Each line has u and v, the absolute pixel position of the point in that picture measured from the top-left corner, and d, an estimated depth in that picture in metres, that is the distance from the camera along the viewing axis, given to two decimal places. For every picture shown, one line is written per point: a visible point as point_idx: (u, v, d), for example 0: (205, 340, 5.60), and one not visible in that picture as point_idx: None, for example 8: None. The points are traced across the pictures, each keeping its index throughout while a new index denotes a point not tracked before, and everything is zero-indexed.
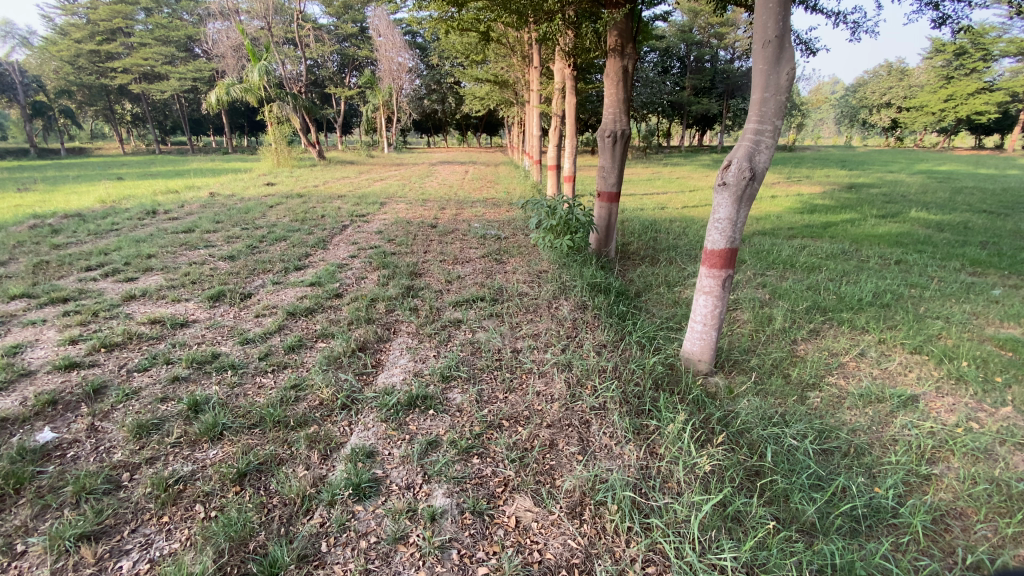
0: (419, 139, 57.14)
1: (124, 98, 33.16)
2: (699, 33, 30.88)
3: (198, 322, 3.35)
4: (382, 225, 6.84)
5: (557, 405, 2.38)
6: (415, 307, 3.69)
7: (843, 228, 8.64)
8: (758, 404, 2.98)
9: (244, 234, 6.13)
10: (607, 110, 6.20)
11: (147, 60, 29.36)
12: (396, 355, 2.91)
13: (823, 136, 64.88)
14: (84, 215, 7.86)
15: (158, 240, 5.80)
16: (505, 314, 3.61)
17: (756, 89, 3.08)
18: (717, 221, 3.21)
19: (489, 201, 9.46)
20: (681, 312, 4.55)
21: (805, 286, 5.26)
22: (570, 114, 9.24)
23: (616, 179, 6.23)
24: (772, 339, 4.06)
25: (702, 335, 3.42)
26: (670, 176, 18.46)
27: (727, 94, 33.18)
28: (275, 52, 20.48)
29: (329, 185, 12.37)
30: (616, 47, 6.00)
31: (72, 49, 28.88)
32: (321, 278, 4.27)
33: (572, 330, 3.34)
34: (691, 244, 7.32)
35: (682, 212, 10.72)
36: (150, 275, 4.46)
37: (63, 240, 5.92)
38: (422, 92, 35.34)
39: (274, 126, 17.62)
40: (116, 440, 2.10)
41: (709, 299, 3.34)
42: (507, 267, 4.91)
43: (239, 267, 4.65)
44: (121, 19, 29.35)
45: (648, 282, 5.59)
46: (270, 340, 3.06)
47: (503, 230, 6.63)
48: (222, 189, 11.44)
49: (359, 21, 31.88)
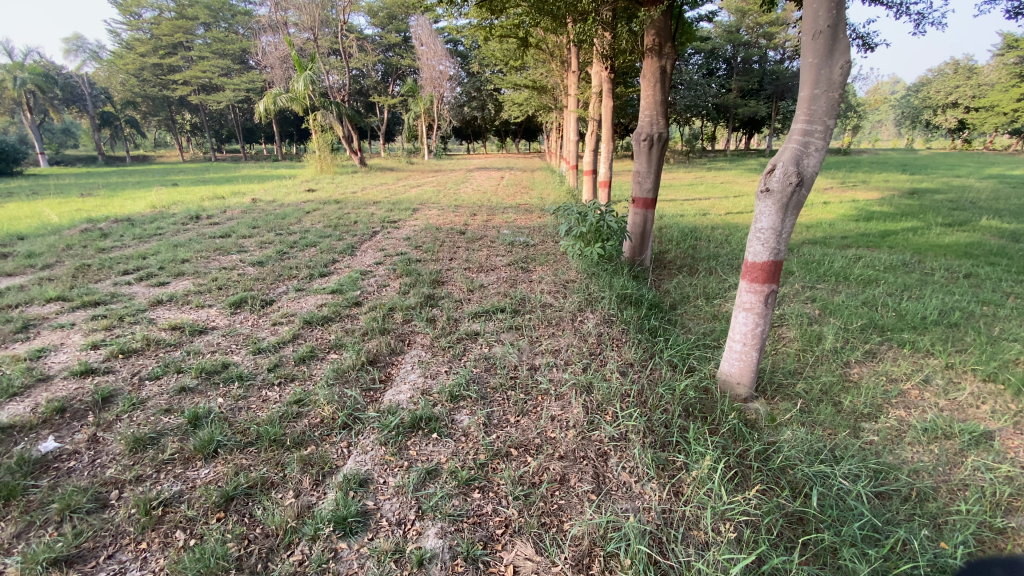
0: (460, 146, 57.92)
1: (183, 108, 35.21)
2: (746, 33, 29.88)
3: (216, 329, 3.33)
4: (412, 231, 6.80)
5: (573, 433, 2.18)
6: (433, 317, 3.56)
7: (903, 237, 7.98)
8: (803, 437, 2.67)
9: (277, 239, 6.21)
10: (644, 113, 5.92)
11: (205, 73, 31.06)
12: (407, 370, 2.78)
13: (882, 138, 61.29)
14: (134, 219, 8.22)
15: (195, 244, 5.95)
16: (525, 326, 3.42)
17: (805, 86, 2.79)
18: (760, 231, 2.92)
19: (522, 207, 9.31)
20: (720, 328, 4.24)
21: (858, 302, 4.83)
22: (606, 118, 8.99)
23: (652, 184, 5.95)
24: (820, 361, 3.70)
25: (742, 355, 3.15)
26: (713, 181, 17.78)
27: (776, 96, 31.90)
28: (321, 62, 21.15)
29: (366, 191, 12.55)
30: (653, 47, 5.74)
31: (137, 63, 30.93)
32: (343, 285, 4.21)
33: (596, 347, 3.11)
34: (733, 254, 6.91)
35: (725, 219, 10.23)
36: (181, 280, 4.53)
37: (109, 244, 6.18)
38: (462, 99, 35.72)
39: (317, 134, 18.16)
40: (113, 453, 2.05)
41: (750, 317, 3.06)
42: (533, 277, 4.72)
43: (266, 273, 4.67)
44: (182, 34, 31.14)
45: (684, 294, 5.28)
46: (283, 350, 2.99)
47: (533, 237, 6.46)
48: (265, 194, 11.80)
49: (402, 31, 32.63)
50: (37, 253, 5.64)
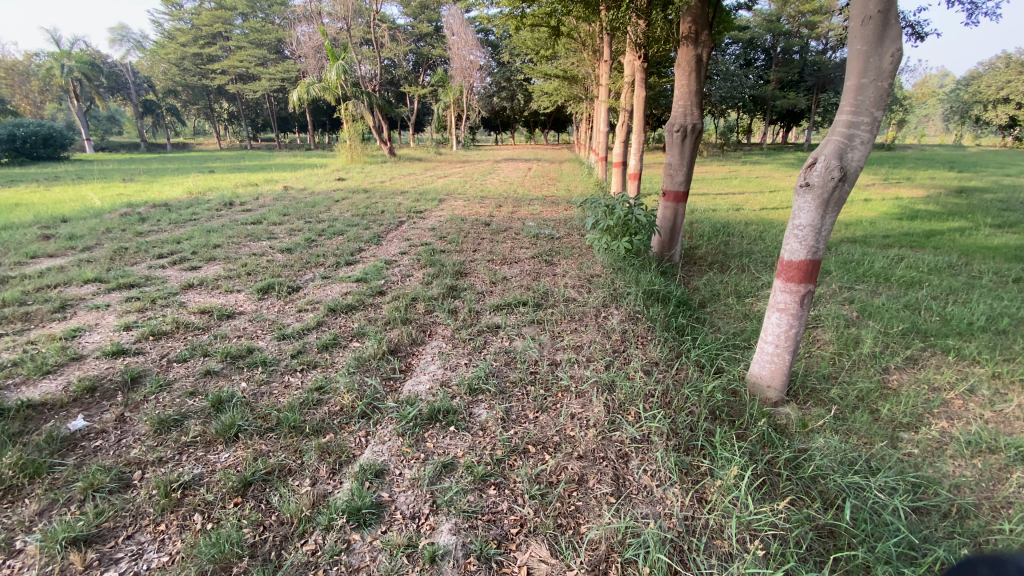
0: (489, 138, 57.86)
1: (221, 97, 36.14)
2: (787, 22, 28.77)
3: (243, 314, 3.39)
4: (438, 222, 6.80)
5: (593, 433, 2.13)
6: (455, 309, 3.53)
7: (949, 238, 7.58)
8: (837, 446, 2.55)
9: (306, 227, 6.30)
10: (677, 104, 5.74)
11: (242, 62, 31.77)
12: (427, 361, 2.76)
13: (929, 133, 58.32)
14: (170, 205, 8.46)
15: (227, 230, 6.08)
16: (548, 320, 3.37)
17: (851, 75, 2.63)
18: (798, 228, 2.79)
19: (548, 199, 9.21)
20: (750, 328, 4.10)
21: (899, 305, 4.60)
22: (638, 109, 8.79)
23: (684, 177, 5.79)
24: (858, 366, 3.53)
25: (774, 357, 3.03)
26: (747, 176, 17.26)
27: (816, 88, 30.70)
28: (353, 52, 21.33)
29: (394, 181, 12.65)
30: (689, 35, 5.53)
31: (178, 52, 31.87)
32: (368, 274, 4.23)
33: (620, 345, 3.04)
34: (766, 251, 6.69)
35: (759, 215, 9.90)
36: (212, 264, 4.63)
37: (146, 228, 6.37)
38: (492, 89, 35.58)
39: (348, 123, 18.38)
40: (138, 434, 2.10)
41: (784, 318, 2.94)
42: (557, 270, 4.65)
43: (294, 260, 4.73)
44: (220, 24, 31.86)
45: (714, 291, 5.12)
46: (306, 337, 3.02)
47: (559, 229, 6.37)
48: (296, 183, 12.00)
49: (434, 21, 32.64)
50: (79, 236, 5.85)
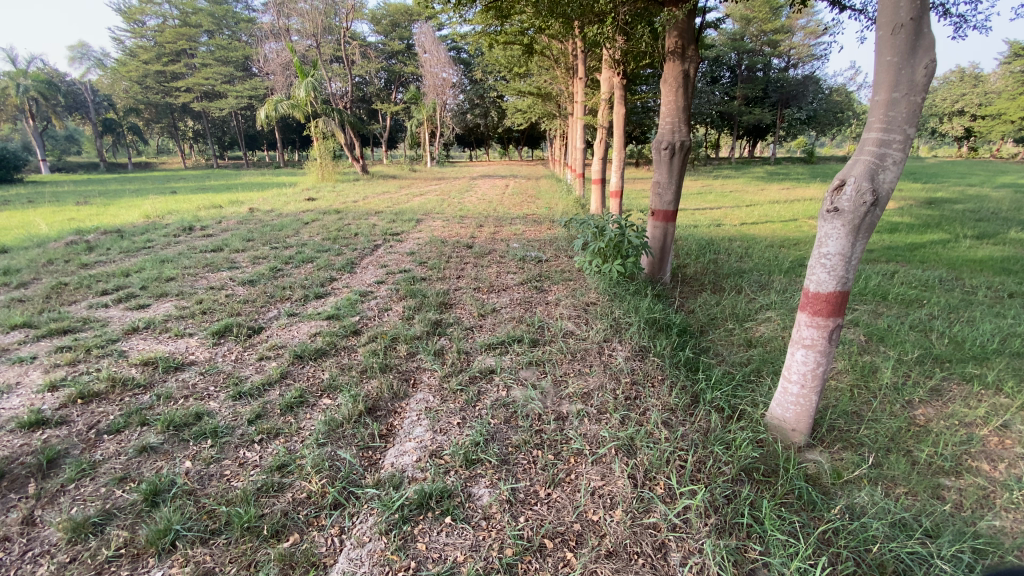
0: (463, 154, 57.90)
1: (186, 115, 35.10)
2: (750, 41, 29.71)
3: (196, 365, 2.91)
4: (416, 245, 6.40)
5: (622, 517, 1.76)
6: (441, 350, 3.13)
7: (932, 251, 7.56)
8: (885, 506, 2.24)
9: (272, 254, 5.80)
10: (665, 120, 5.53)
11: (208, 79, 30.93)
12: (412, 422, 2.34)
13: None
14: (124, 231, 7.83)
15: (183, 259, 5.54)
16: (547, 361, 2.99)
17: (879, 89, 2.39)
18: (825, 257, 2.51)
19: (529, 218, 8.92)
20: (760, 357, 3.82)
21: (904, 326, 4.40)
22: (617, 125, 8.61)
23: (673, 197, 5.56)
24: (881, 401, 3.27)
25: (799, 399, 2.74)
26: (722, 190, 17.42)
27: (781, 103, 31.63)
28: (324, 69, 20.92)
29: (368, 200, 12.20)
30: (675, 49, 5.35)
31: (140, 70, 30.89)
32: (340, 309, 3.79)
33: (632, 391, 2.69)
34: (757, 270, 6.50)
35: (741, 230, 9.83)
36: (163, 302, 4.11)
37: (92, 258, 5.76)
38: (465, 107, 35.55)
39: (319, 142, 17.88)
40: (48, 544, 1.63)
41: (811, 355, 2.64)
42: (549, 297, 4.30)
43: (257, 294, 4.25)
44: (185, 41, 31.05)
45: (712, 315, 4.85)
46: (267, 395, 2.56)
47: (545, 251, 6.05)
48: (263, 204, 11.44)
49: (405, 39, 32.56)
50: (13, 269, 5.23)
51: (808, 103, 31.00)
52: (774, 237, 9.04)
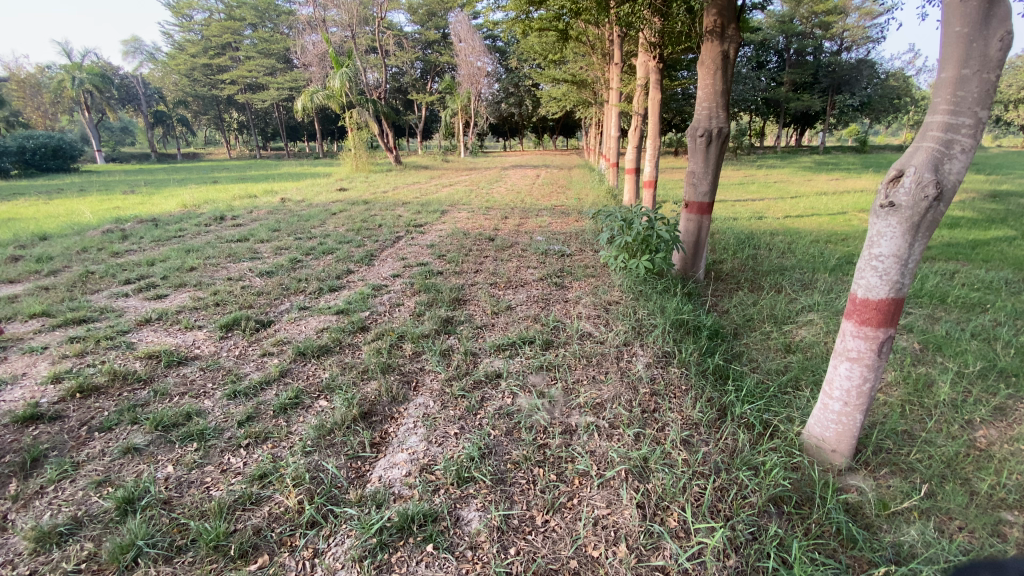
0: (497, 145, 57.76)
1: (230, 107, 36.24)
2: (800, 23, 28.15)
3: (198, 360, 2.86)
4: (438, 237, 6.27)
5: (625, 556, 1.56)
6: (448, 350, 2.97)
7: (999, 248, 6.88)
8: (939, 550, 1.95)
9: (294, 245, 5.79)
10: (701, 105, 5.17)
11: (251, 72, 31.77)
12: (407, 430, 2.18)
13: None
14: (159, 219, 8.02)
15: (208, 249, 5.59)
16: (560, 366, 2.78)
17: (946, 63, 2.04)
18: (877, 259, 2.19)
19: (558, 209, 8.65)
20: (798, 367, 3.50)
21: (965, 334, 3.95)
22: (652, 112, 8.21)
23: (709, 187, 5.22)
24: (937, 420, 2.91)
25: (841, 418, 2.45)
26: (765, 181, 16.54)
27: (832, 89, 29.88)
28: (359, 60, 21.02)
29: (397, 190, 12.17)
30: (713, 29, 4.96)
31: (188, 63, 32.03)
32: (351, 304, 3.68)
33: (650, 403, 2.46)
34: (799, 267, 6.05)
35: (784, 223, 9.26)
36: (181, 292, 4.12)
37: (124, 247, 5.89)
38: (500, 96, 35.25)
39: (353, 132, 18.02)
40: (13, 552, 1.56)
41: (857, 370, 2.35)
42: (569, 295, 4.08)
43: (272, 286, 4.20)
44: (229, 35, 31.94)
45: (747, 316, 4.52)
46: (262, 395, 2.46)
47: (569, 244, 5.80)
48: (296, 194, 11.60)
49: (441, 28, 32.48)
50: (50, 257, 5.39)
51: (861, 88, 29.13)
52: (820, 232, 8.46)
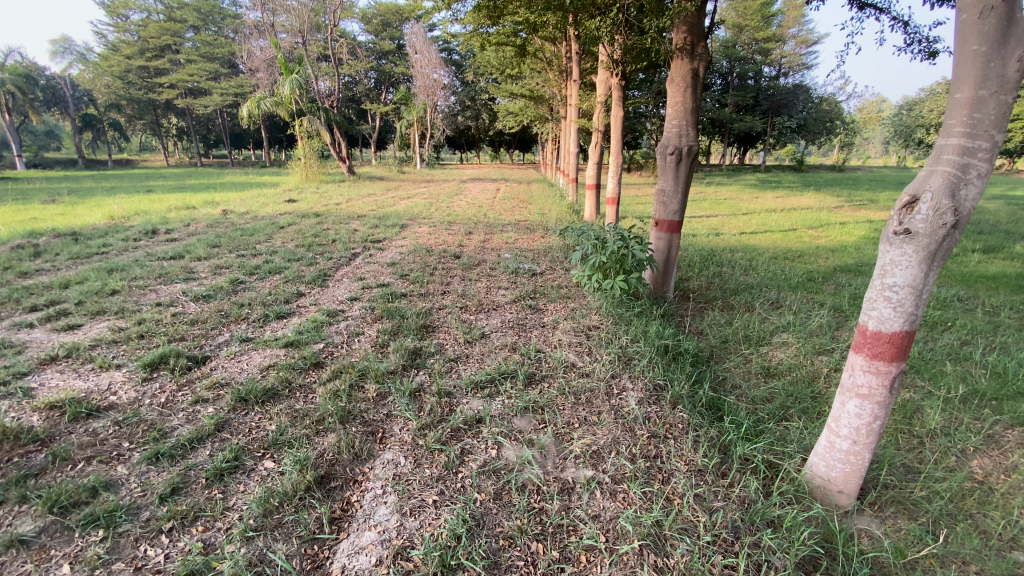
0: (453, 158, 57.63)
1: (170, 112, 34.19)
2: (742, 49, 29.66)
3: (113, 411, 2.35)
4: (398, 254, 5.87)
5: None
6: (418, 389, 2.61)
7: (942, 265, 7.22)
8: None
9: (237, 263, 5.24)
10: (671, 123, 5.08)
11: (193, 76, 30.12)
12: (376, 498, 1.83)
13: (871, 158, 61.75)
14: (80, 233, 7.16)
15: (136, 268, 4.95)
16: (546, 407, 2.48)
17: (960, 84, 1.92)
18: (890, 289, 2.04)
19: (521, 225, 8.43)
20: (785, 395, 3.35)
21: (936, 355, 3.96)
22: (614, 128, 8.15)
23: (679, 206, 5.12)
24: (931, 450, 2.81)
25: (849, 457, 2.27)
26: (716, 197, 17.09)
27: (772, 111, 31.53)
28: (310, 67, 20.22)
29: (351, 203, 11.59)
30: (684, 46, 4.89)
31: (122, 64, 30.02)
32: (303, 335, 3.25)
33: (650, 448, 2.20)
34: (765, 285, 6.06)
35: (741, 240, 9.43)
36: (99, 321, 3.54)
37: (34, 266, 5.13)
38: (456, 109, 35.06)
39: (304, 141, 17.23)
40: None
41: (868, 407, 2.18)
42: (545, 319, 3.80)
43: (209, 313, 3.68)
44: (169, 36, 30.22)
45: (724, 337, 4.40)
46: (194, 457, 2.02)
47: (539, 262, 5.55)
48: (240, 205, 10.83)
49: (396, 39, 32.04)
50: None
51: (798, 112, 30.95)
52: (776, 248, 8.64)
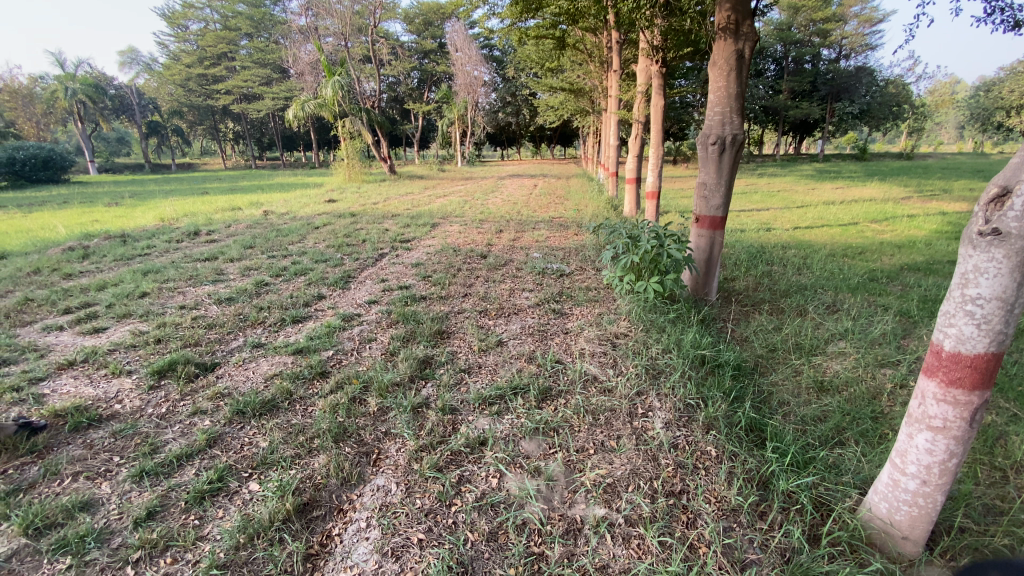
0: (495, 155, 57.70)
1: (226, 117, 35.87)
2: (798, 31, 27.99)
3: (114, 421, 2.30)
4: (425, 254, 5.75)
5: None
6: (423, 404, 2.42)
7: None
8: None
9: (265, 265, 5.26)
10: (712, 110, 4.68)
11: (247, 82, 31.43)
12: (358, 532, 1.66)
13: (943, 144, 56.96)
14: (129, 235, 7.47)
15: (170, 270, 5.05)
16: (559, 429, 2.24)
17: None
18: (973, 302, 1.67)
19: (555, 222, 8.13)
20: (840, 416, 2.96)
21: (1022, 370, 3.43)
22: (655, 118, 7.71)
23: (722, 200, 4.72)
24: (1016, 486, 2.38)
25: (917, 500, 1.91)
26: (768, 190, 16.13)
27: (831, 97, 29.49)
28: (353, 68, 20.61)
29: (388, 202, 11.68)
30: (727, 26, 4.47)
31: (183, 73, 31.71)
32: (314, 341, 3.14)
33: (674, 483, 1.94)
34: (819, 285, 5.54)
35: (794, 235, 8.77)
36: (123, 325, 3.57)
37: (79, 268, 5.33)
38: (497, 105, 34.95)
39: (346, 141, 17.55)
40: None
41: (941, 443, 1.82)
42: (569, 325, 3.54)
43: (228, 316, 3.65)
44: (225, 45, 31.67)
45: (771, 345, 4.00)
46: (179, 476, 1.93)
47: (569, 262, 5.28)
48: (282, 206, 11.11)
49: (438, 37, 32.25)
50: None
51: (860, 97, 28.91)
52: (834, 244, 7.96)
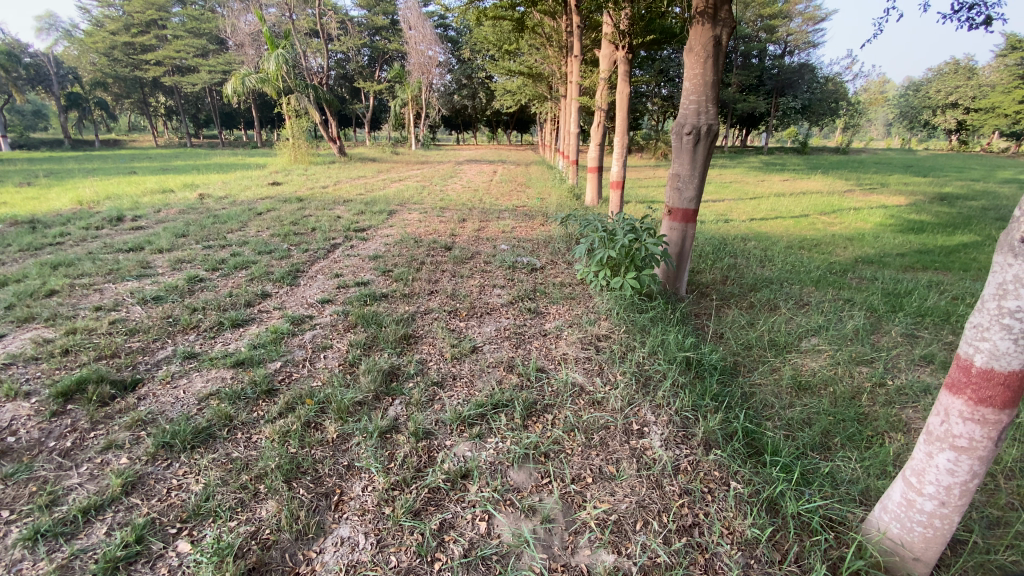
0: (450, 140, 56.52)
1: (157, 90, 32.85)
2: (747, 25, 28.65)
3: (4, 461, 1.84)
4: (382, 245, 5.32)
5: None
6: (392, 428, 2.09)
7: (972, 255, 6.67)
8: None
9: (201, 256, 4.68)
10: (687, 99, 4.49)
11: (179, 52, 28.93)
12: None
13: (873, 139, 60.32)
14: (40, 220, 6.58)
15: (86, 263, 4.39)
16: (552, 455, 1.98)
17: None
18: (1011, 314, 1.44)
19: (519, 211, 7.86)
20: (827, 419, 2.87)
21: None
22: (619, 105, 7.49)
23: (695, 193, 4.57)
24: (1008, 492, 2.30)
25: (933, 521, 1.72)
26: (721, 181, 16.46)
27: (777, 91, 30.47)
28: (298, 42, 19.30)
29: (338, 186, 10.99)
30: (705, 10, 4.27)
31: (106, 41, 28.60)
32: (259, 350, 2.71)
33: (686, 516, 1.73)
34: (784, 278, 5.55)
35: (752, 227, 8.88)
36: (23, 330, 3.00)
37: None
38: (452, 87, 33.97)
39: (291, 120, 16.41)
40: None
41: (964, 463, 1.62)
42: (547, 326, 3.29)
43: (154, 320, 3.14)
44: (154, 11, 29.03)
45: (748, 342, 3.91)
46: (87, 538, 1.52)
47: (538, 255, 5.02)
48: (219, 189, 10.19)
49: (390, 14, 30.80)
50: None
51: (803, 93, 30.04)
52: (791, 236, 8.09)
